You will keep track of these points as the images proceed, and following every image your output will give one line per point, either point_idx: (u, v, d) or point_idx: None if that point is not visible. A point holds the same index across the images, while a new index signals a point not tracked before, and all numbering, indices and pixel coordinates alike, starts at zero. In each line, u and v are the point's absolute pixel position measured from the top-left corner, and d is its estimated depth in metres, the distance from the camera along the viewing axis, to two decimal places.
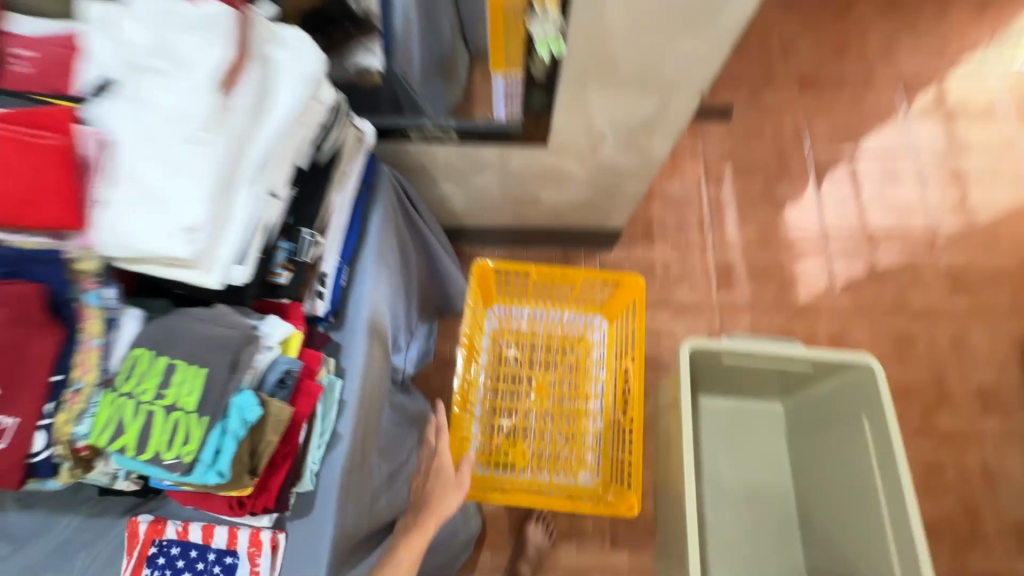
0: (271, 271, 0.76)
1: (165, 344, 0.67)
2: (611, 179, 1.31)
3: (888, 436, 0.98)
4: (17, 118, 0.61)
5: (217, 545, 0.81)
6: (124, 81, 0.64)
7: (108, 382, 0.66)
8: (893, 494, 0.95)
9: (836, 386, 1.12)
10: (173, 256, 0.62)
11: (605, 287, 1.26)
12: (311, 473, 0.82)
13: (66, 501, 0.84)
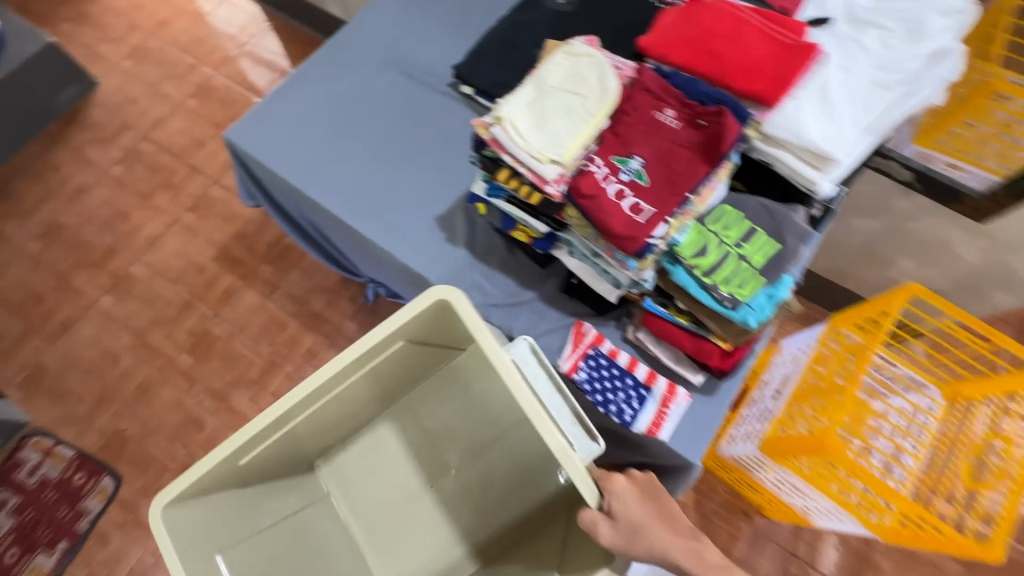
0: (822, 206, 0.88)
1: (754, 212, 0.85)
2: (992, 281, 1.30)
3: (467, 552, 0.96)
4: (770, 18, 0.83)
5: (638, 377, 0.97)
6: (842, 27, 0.84)
7: (701, 217, 0.85)
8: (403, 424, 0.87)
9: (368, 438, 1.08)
10: (825, 153, 0.79)
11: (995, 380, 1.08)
12: (731, 376, 0.95)
13: (534, 286, 1.05)
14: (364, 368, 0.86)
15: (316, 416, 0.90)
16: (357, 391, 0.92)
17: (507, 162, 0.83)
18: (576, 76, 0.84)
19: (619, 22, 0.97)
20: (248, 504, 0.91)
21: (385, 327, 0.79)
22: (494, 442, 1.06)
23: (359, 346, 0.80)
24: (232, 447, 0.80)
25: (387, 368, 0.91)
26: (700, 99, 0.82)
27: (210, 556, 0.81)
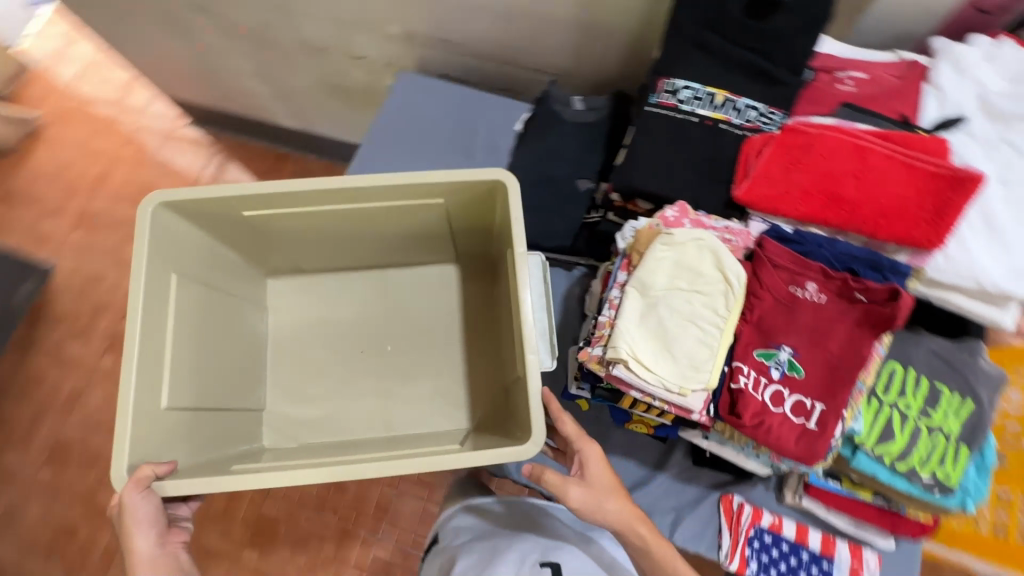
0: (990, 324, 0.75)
1: (927, 365, 0.72)
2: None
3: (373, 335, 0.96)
4: (896, 141, 0.68)
5: (814, 549, 0.85)
6: (984, 126, 0.69)
7: (871, 388, 0.71)
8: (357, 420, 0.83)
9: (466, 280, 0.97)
10: (1011, 294, 0.65)
11: None
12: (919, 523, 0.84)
13: (661, 464, 0.90)
14: (404, 197, 0.81)
15: (334, 218, 0.85)
16: (329, 247, 0.92)
17: (637, 397, 0.69)
18: (686, 269, 0.69)
19: (693, 157, 0.78)
20: (216, 251, 0.85)
21: (443, 173, 0.76)
22: (425, 333, 0.95)
23: (420, 177, 0.76)
24: (263, 194, 0.76)
25: (416, 221, 0.86)
26: (845, 264, 0.68)
27: (164, 271, 0.75)
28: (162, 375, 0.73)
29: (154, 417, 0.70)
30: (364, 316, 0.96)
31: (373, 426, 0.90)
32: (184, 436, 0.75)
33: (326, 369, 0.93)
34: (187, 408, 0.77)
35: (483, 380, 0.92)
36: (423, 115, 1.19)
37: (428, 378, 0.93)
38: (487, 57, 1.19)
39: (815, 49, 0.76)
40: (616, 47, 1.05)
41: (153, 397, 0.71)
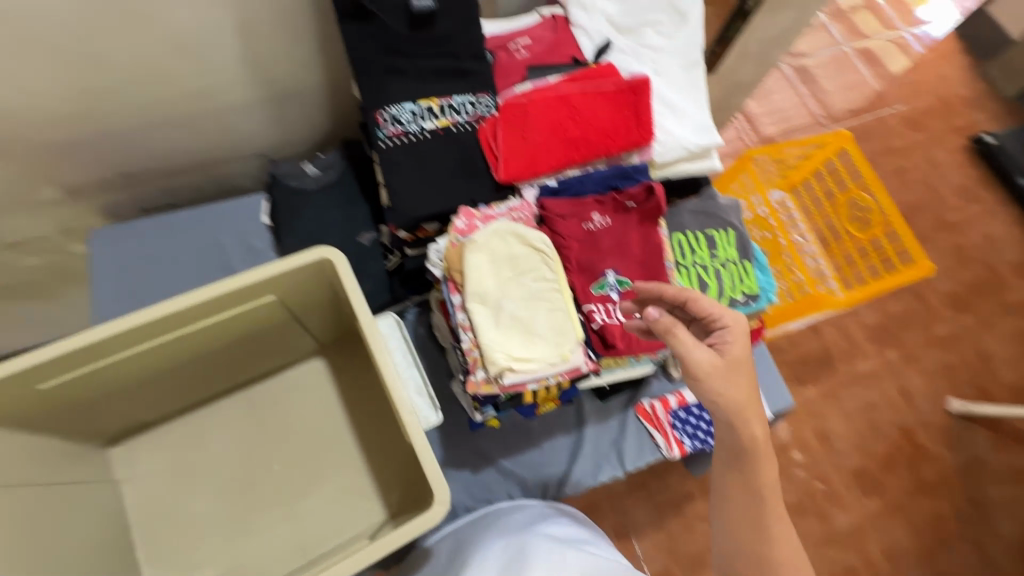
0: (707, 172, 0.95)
1: (696, 221, 0.89)
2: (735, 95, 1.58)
3: (232, 481, 0.85)
4: (580, 79, 0.81)
5: None
6: (624, 41, 0.86)
7: (674, 260, 0.86)
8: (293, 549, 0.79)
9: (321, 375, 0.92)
10: (708, 145, 0.85)
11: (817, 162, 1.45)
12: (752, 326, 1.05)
13: (582, 418, 0.97)
14: (232, 309, 0.73)
15: (165, 352, 0.74)
16: (151, 396, 0.81)
17: (535, 387, 0.72)
18: (503, 260, 0.73)
19: (446, 165, 0.82)
20: (18, 439, 0.70)
21: (255, 272, 0.69)
22: (299, 439, 0.88)
23: (228, 284, 0.68)
24: (43, 358, 0.64)
25: (246, 328, 0.78)
26: (607, 186, 0.79)
27: None
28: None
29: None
30: (241, 446, 0.88)
31: (278, 564, 0.81)
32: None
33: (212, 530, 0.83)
34: None
35: (389, 460, 0.86)
36: (150, 256, 1.01)
37: (318, 488, 0.86)
38: (185, 168, 1.06)
39: (483, 34, 0.84)
40: (314, 101, 1.01)
41: None
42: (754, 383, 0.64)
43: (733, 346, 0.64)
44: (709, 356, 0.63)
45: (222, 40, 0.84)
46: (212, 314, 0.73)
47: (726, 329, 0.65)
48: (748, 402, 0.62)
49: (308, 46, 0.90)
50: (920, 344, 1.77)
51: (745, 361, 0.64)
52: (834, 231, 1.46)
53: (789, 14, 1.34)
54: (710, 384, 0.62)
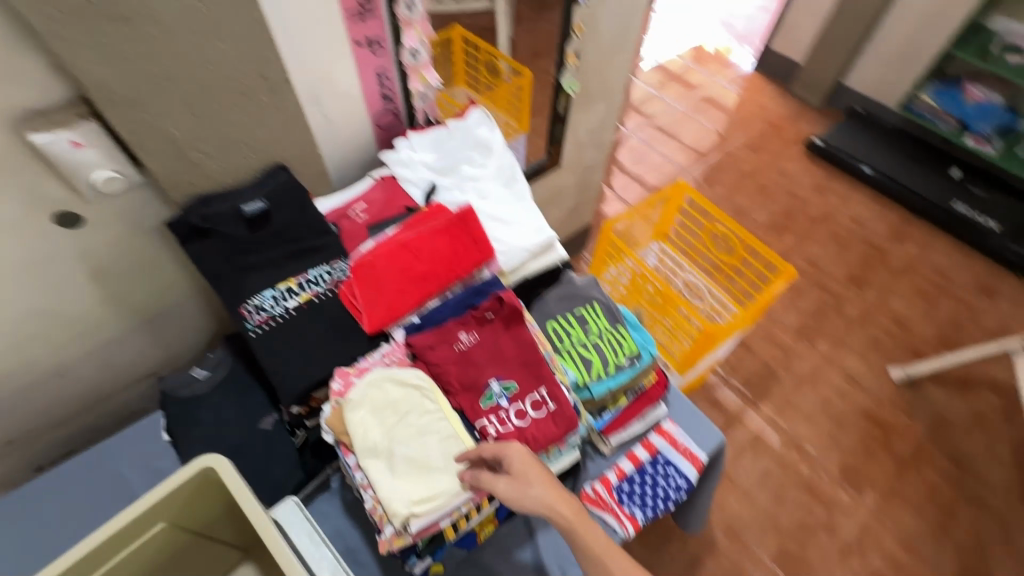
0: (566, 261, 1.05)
1: (563, 306, 0.97)
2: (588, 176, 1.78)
3: None
4: (416, 223, 0.91)
5: (647, 456, 1.02)
6: (448, 180, 0.99)
7: (555, 348, 0.92)
8: None
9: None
10: (547, 241, 0.95)
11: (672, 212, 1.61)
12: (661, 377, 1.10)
13: (531, 526, 0.93)
14: (119, 554, 0.70)
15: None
16: None
17: (449, 521, 0.72)
18: (384, 408, 0.75)
19: (317, 333, 0.86)
20: None
21: (138, 503, 0.67)
22: None
23: (109, 529, 0.66)
24: None
25: (147, 564, 0.74)
26: (467, 305, 0.86)
27: None
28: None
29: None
30: None
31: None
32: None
33: None
34: None
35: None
36: (46, 514, 0.96)
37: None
38: (73, 413, 1.04)
39: (322, 211, 0.94)
40: (191, 309, 1.06)
41: None
42: (546, 475, 0.70)
43: (519, 464, 0.70)
44: (508, 484, 0.68)
45: (77, 290, 0.88)
46: (102, 565, 0.69)
47: (510, 458, 0.70)
48: (551, 494, 0.69)
49: (168, 268, 0.96)
50: (829, 333, 1.98)
51: (534, 464, 0.70)
52: (711, 264, 1.60)
53: (600, 107, 1.57)
54: (522, 500, 0.67)
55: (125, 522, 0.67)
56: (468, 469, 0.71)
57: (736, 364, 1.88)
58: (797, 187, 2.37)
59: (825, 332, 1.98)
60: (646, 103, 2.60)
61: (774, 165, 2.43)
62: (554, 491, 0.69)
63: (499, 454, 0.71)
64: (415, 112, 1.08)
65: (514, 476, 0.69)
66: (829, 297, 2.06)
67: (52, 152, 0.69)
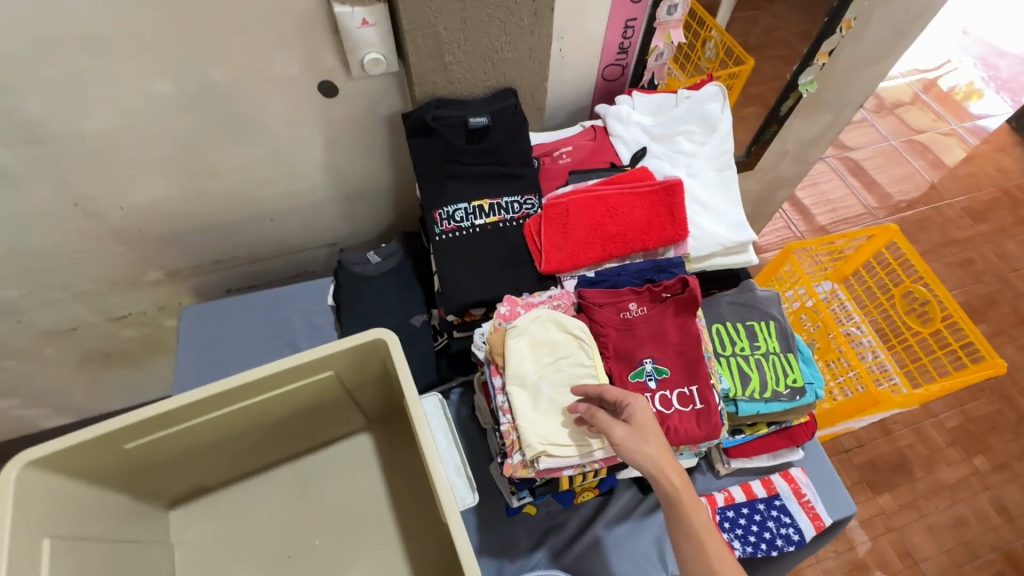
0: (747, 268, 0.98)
1: (735, 313, 0.91)
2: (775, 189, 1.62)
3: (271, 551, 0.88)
4: (619, 182, 0.89)
5: (763, 494, 0.95)
6: (658, 148, 0.95)
7: (715, 351, 0.87)
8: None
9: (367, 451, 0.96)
10: (743, 241, 0.89)
11: (866, 256, 1.42)
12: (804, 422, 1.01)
13: (623, 514, 0.93)
14: (286, 385, 0.80)
15: (225, 425, 0.82)
16: (212, 461, 0.88)
17: (571, 473, 0.74)
18: (542, 346, 0.77)
19: (494, 257, 0.89)
20: (95, 496, 0.77)
21: (321, 348, 0.77)
22: (337, 512, 0.91)
23: (295, 359, 0.76)
24: (132, 420, 0.72)
25: (304, 401, 0.85)
26: (645, 278, 0.84)
27: (37, 540, 0.67)
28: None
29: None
30: (284, 516, 0.91)
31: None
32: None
33: None
34: None
35: (426, 547, 0.87)
36: (227, 331, 1.14)
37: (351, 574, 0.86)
38: (265, 256, 1.21)
39: (530, 144, 0.95)
40: (380, 199, 1.15)
41: None
42: (665, 436, 0.65)
43: (640, 415, 0.66)
44: (624, 429, 0.65)
45: (310, 153, 1.00)
46: (277, 387, 0.80)
47: (632, 406, 0.67)
48: (663, 455, 0.64)
49: (380, 156, 1.05)
50: (994, 452, 1.67)
51: (654, 422, 0.66)
52: (889, 326, 1.41)
53: (823, 119, 1.39)
54: (630, 448, 0.64)
55: (301, 360, 0.77)
56: (586, 406, 0.70)
57: (865, 440, 1.67)
58: (1016, 276, 1.98)
59: (990, 448, 1.67)
60: (854, 129, 2.28)
61: (993, 242, 2.04)
62: (667, 452, 0.64)
63: (622, 400, 0.68)
64: (644, 70, 1.04)
65: (631, 426, 0.66)
66: (1009, 412, 1.73)
67: (345, 24, 0.77)
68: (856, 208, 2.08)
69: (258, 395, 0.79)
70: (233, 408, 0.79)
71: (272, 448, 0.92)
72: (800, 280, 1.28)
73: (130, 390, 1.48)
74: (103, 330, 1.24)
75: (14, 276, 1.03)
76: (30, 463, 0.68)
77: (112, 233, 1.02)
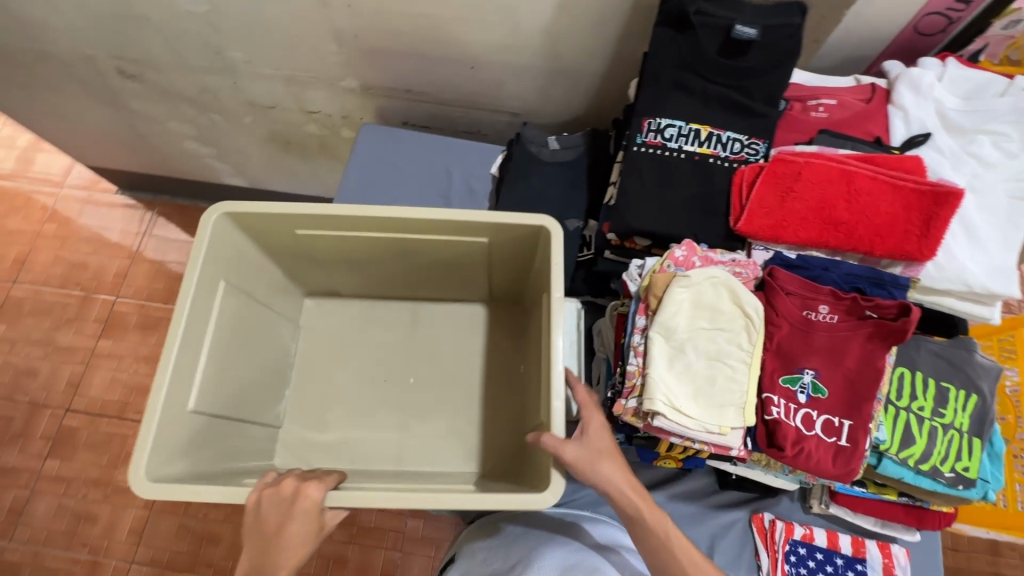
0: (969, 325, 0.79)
1: (933, 366, 0.75)
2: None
3: (370, 368, 0.96)
4: (878, 163, 0.72)
5: (847, 552, 0.86)
6: (946, 140, 0.74)
7: (887, 396, 0.74)
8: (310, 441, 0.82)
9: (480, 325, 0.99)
10: (998, 293, 0.70)
11: None
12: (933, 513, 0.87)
13: (687, 499, 0.90)
14: (437, 237, 0.82)
15: (371, 249, 0.86)
16: (350, 276, 0.94)
17: (677, 443, 0.69)
18: (705, 307, 0.70)
19: (687, 192, 0.79)
20: (261, 263, 0.88)
21: (488, 213, 0.76)
22: (437, 361, 0.96)
23: (460, 215, 0.76)
24: (308, 212, 0.77)
25: (448, 258, 0.87)
26: (853, 285, 0.71)
27: (215, 280, 0.79)
28: (194, 376, 0.75)
29: (180, 419, 0.72)
30: (391, 347, 0.98)
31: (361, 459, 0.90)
32: (197, 445, 0.75)
33: (339, 398, 0.95)
34: (208, 412, 0.78)
35: (499, 431, 0.91)
36: (395, 160, 1.17)
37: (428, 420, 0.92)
38: (451, 102, 1.19)
39: (788, 80, 0.79)
40: (584, 83, 1.06)
41: (184, 396, 0.73)
42: (614, 451, 0.67)
43: (591, 430, 0.66)
44: (574, 451, 0.63)
45: (538, 11, 0.91)
46: (430, 234, 0.81)
47: (586, 420, 0.68)
48: (614, 472, 0.66)
49: (607, 37, 0.93)
50: None
51: (604, 436, 0.67)
52: None
53: None
54: (589, 472, 0.64)
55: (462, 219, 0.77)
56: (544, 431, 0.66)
57: (964, 547, 1.45)
58: None
59: None
60: None
61: None
62: (621, 470, 0.66)
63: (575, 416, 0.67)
64: (977, 36, 0.80)
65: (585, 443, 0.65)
66: None
67: None
68: None
69: (415, 236, 0.82)
70: (385, 237, 0.83)
71: (398, 288, 0.97)
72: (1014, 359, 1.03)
73: (296, 180, 1.63)
74: (294, 118, 1.34)
75: (244, 41, 1.11)
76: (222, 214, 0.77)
77: (331, 30, 1.04)
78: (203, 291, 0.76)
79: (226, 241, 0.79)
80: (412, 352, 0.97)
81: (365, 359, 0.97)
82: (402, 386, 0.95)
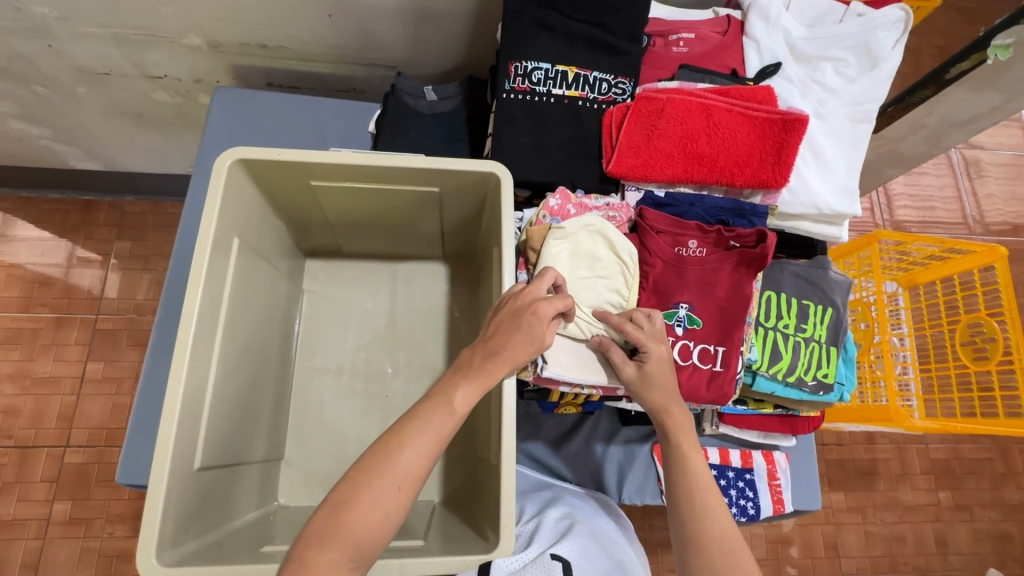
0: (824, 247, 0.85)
1: (795, 287, 0.81)
2: (886, 163, 1.38)
3: (286, 407, 0.90)
4: (734, 95, 0.74)
5: (737, 465, 0.93)
6: (795, 68, 0.77)
7: (757, 318, 0.78)
8: (249, 434, 0.78)
9: (330, 295, 0.97)
10: (844, 212, 0.75)
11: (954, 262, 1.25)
12: None
13: (594, 439, 0.94)
14: (234, 251, 0.73)
15: (240, 331, 0.76)
16: (263, 384, 0.83)
17: (567, 391, 0.71)
18: (583, 257, 0.70)
19: (559, 136, 0.77)
20: (223, 529, 0.69)
21: (210, 212, 0.67)
22: (371, 357, 0.94)
23: (210, 222, 0.67)
24: (174, 387, 0.61)
25: (252, 265, 0.79)
26: (717, 218, 0.74)
27: (253, 551, 0.64)
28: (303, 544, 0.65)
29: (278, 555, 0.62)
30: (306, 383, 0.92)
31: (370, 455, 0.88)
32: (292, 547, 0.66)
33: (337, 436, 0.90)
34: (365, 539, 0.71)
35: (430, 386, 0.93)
36: (261, 125, 1.05)
37: (378, 365, 0.94)
38: (315, 57, 1.08)
39: (646, 16, 0.79)
40: (454, 28, 1.00)
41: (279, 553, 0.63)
42: (672, 377, 0.65)
43: (654, 365, 0.64)
44: (632, 373, 0.66)
45: None
46: (229, 264, 0.72)
47: (649, 353, 0.64)
48: (667, 401, 0.65)
49: None
50: (974, 495, 1.62)
51: (666, 373, 0.64)
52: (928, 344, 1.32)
53: (987, 99, 1.07)
54: (634, 392, 0.65)
55: (221, 216, 0.69)
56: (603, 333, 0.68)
57: (845, 440, 1.63)
58: None
59: (972, 492, 1.62)
60: (1001, 127, 1.91)
61: None
62: (673, 395, 0.64)
63: (640, 345, 0.64)
64: None
65: (641, 371, 0.65)
66: (1009, 469, 1.64)
67: None
68: (962, 214, 1.81)
69: (234, 288, 0.74)
70: (227, 295, 0.72)
71: (272, 362, 0.86)
72: (872, 268, 1.13)
73: (161, 157, 1.46)
74: (137, 86, 1.17)
75: None
76: (160, 551, 0.57)
77: None
78: (188, 556, 0.59)
79: (177, 522, 0.60)
80: (336, 360, 0.93)
81: (340, 420, 0.90)
82: (340, 401, 0.91)
